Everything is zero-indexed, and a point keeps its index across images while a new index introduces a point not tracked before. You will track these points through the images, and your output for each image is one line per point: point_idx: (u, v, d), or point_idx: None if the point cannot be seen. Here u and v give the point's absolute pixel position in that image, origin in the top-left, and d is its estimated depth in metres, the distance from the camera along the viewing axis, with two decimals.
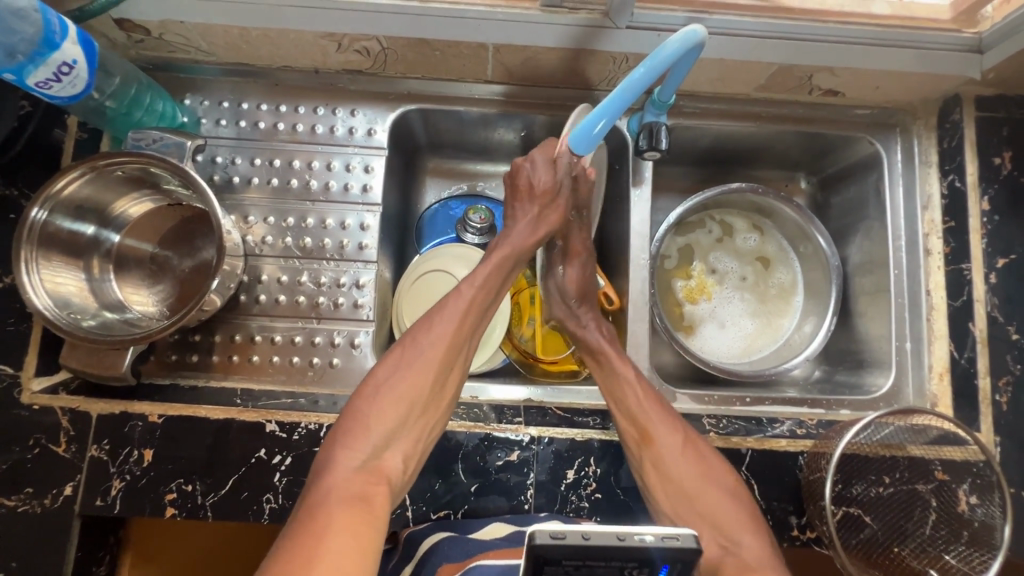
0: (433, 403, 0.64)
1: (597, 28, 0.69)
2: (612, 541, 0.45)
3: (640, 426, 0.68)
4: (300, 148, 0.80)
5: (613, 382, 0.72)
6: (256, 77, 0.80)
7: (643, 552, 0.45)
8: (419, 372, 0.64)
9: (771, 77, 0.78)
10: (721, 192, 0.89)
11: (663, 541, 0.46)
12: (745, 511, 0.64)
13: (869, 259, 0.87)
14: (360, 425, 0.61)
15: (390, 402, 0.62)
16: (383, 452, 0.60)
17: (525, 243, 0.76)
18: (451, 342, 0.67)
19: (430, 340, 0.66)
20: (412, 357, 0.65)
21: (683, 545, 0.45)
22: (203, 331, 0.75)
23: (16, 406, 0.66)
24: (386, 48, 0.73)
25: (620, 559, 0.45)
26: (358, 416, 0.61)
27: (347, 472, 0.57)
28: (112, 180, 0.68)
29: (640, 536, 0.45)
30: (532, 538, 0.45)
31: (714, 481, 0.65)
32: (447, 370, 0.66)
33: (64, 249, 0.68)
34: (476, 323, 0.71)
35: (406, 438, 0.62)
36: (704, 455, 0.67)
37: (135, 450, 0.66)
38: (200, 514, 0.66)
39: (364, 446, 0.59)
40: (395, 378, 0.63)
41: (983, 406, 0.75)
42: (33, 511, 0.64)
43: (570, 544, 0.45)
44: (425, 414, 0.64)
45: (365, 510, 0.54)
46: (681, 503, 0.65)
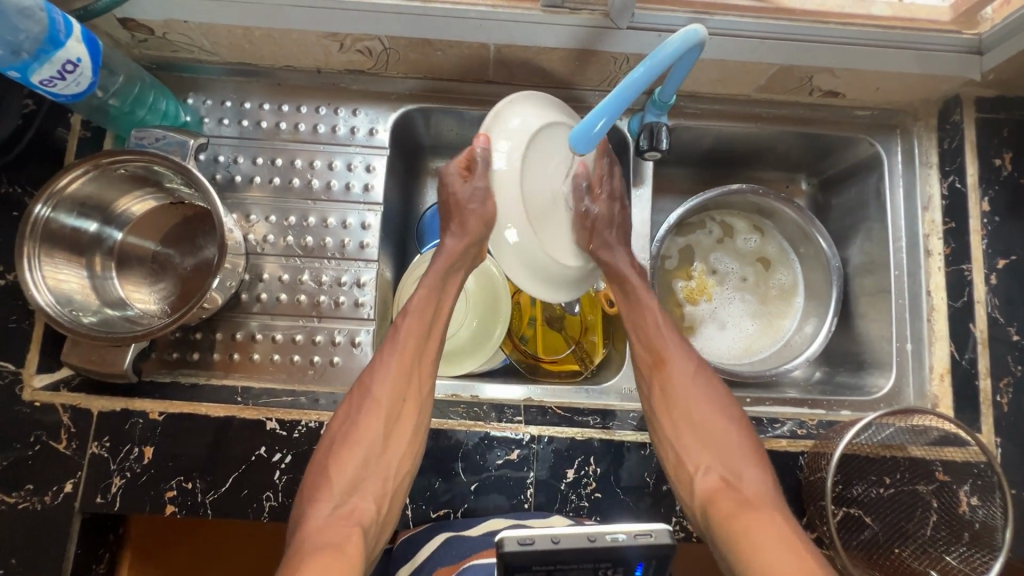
0: (392, 442, 0.64)
1: (599, 29, 0.69)
2: (582, 543, 0.46)
3: (654, 351, 0.73)
4: (301, 147, 0.80)
5: (637, 312, 0.75)
6: (259, 76, 0.81)
7: (617, 551, 0.47)
8: (370, 415, 0.65)
9: (771, 79, 0.78)
10: (721, 193, 0.89)
11: (636, 540, 0.47)
12: (751, 447, 0.66)
13: (870, 261, 0.87)
14: (323, 474, 0.62)
15: (351, 449, 0.63)
16: (351, 497, 0.61)
17: (447, 263, 0.73)
18: (399, 381, 0.66)
19: (376, 381, 0.66)
20: (360, 405, 0.66)
21: (655, 543, 0.47)
22: (204, 329, 0.75)
23: (18, 403, 0.66)
24: (388, 48, 0.74)
25: (591, 560, 0.47)
26: (323, 466, 0.63)
27: (322, 518, 0.59)
28: (115, 178, 0.68)
29: (611, 536, 0.47)
30: (501, 545, 0.46)
31: (723, 414, 0.69)
32: (398, 410, 0.66)
33: (67, 246, 0.68)
34: (422, 359, 0.69)
35: (373, 480, 0.63)
36: (714, 386, 0.71)
37: (136, 446, 0.66)
38: (200, 511, 0.66)
39: (332, 496, 0.61)
40: (350, 427, 0.65)
41: (984, 407, 0.75)
42: (33, 508, 0.65)
43: (540, 549, 0.46)
44: (386, 455, 0.64)
45: (339, 553, 0.55)
46: (689, 432, 0.67)
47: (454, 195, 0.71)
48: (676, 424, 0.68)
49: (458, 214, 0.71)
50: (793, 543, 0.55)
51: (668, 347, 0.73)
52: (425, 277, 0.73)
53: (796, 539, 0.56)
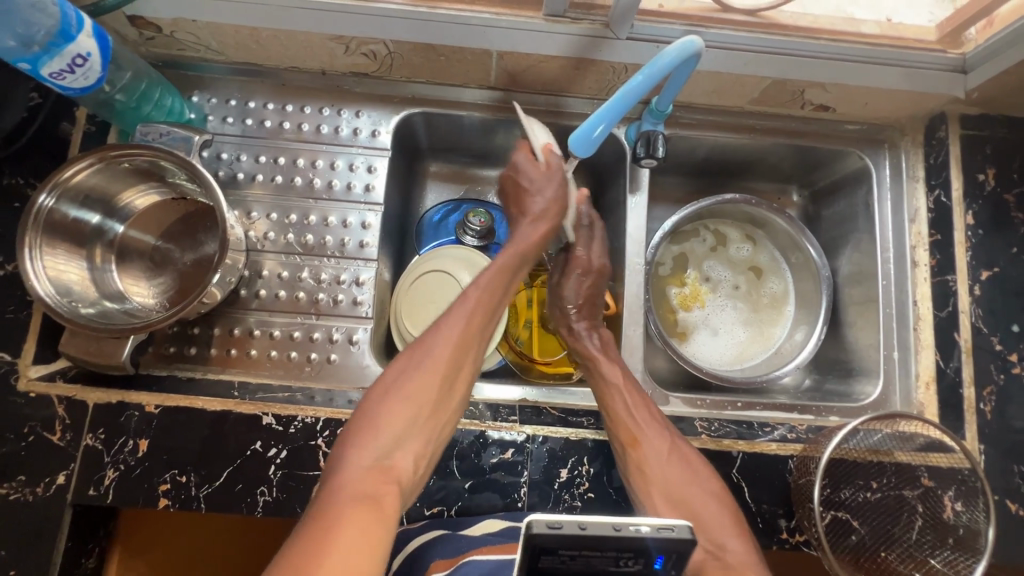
0: (446, 402, 0.60)
1: (599, 39, 0.71)
2: (608, 532, 0.43)
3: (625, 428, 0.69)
4: (304, 147, 0.81)
5: (604, 387, 0.72)
6: (264, 76, 0.82)
7: (638, 542, 0.44)
8: (430, 367, 0.59)
9: (764, 91, 0.81)
10: (715, 202, 0.92)
11: (658, 533, 0.44)
12: (731, 516, 0.64)
13: (858, 271, 0.89)
14: (370, 423, 0.56)
15: (405, 402, 0.57)
16: (394, 450, 0.55)
17: (530, 241, 0.72)
18: (465, 341, 0.62)
19: (441, 333, 0.61)
20: (422, 357, 0.60)
21: (677, 538, 0.44)
22: (202, 324, 0.75)
23: (13, 393, 0.66)
24: (393, 52, 0.76)
25: (614, 549, 0.44)
26: (369, 416, 0.57)
27: (357, 470, 0.53)
28: (120, 172, 0.69)
29: (635, 527, 0.44)
30: (529, 527, 0.43)
31: (699, 485, 0.66)
32: (456, 371, 0.61)
33: (68, 237, 0.68)
34: (487, 324, 0.65)
35: (421, 434, 0.58)
36: (688, 456, 0.68)
37: (130, 439, 0.66)
38: (193, 505, 0.65)
39: (375, 444, 0.55)
40: (406, 377, 0.59)
41: (968, 415, 0.77)
42: (24, 499, 0.64)
43: (568, 534, 0.43)
44: (437, 414, 0.59)
45: (378, 506, 0.50)
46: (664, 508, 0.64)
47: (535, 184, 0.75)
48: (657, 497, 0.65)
49: (535, 198, 0.74)
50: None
51: (637, 422, 0.69)
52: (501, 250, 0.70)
53: None
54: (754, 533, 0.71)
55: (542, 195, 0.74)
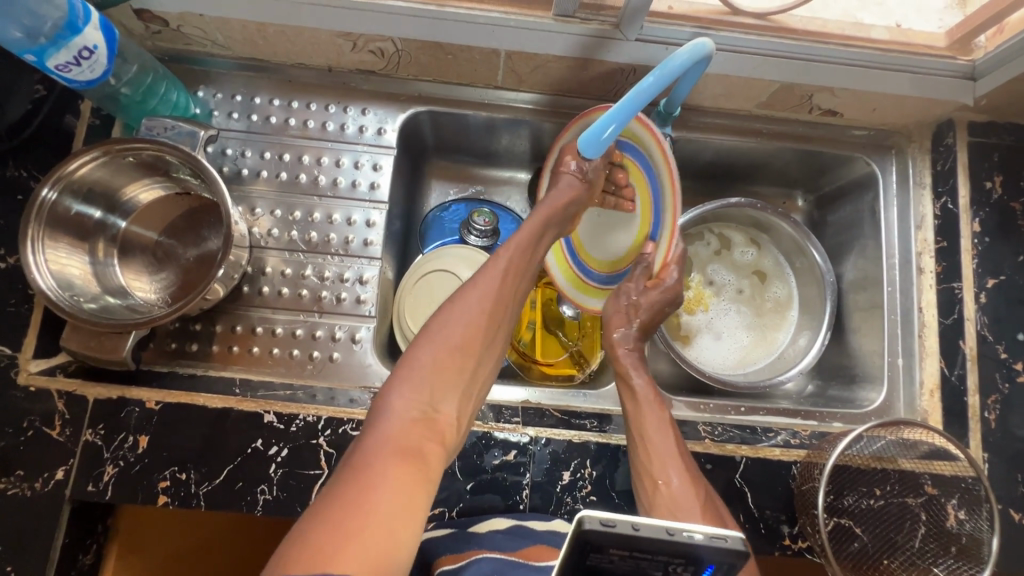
0: (485, 358, 0.56)
1: (608, 40, 0.71)
2: (660, 535, 0.41)
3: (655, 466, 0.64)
4: (309, 144, 0.81)
5: (643, 418, 0.68)
6: (270, 72, 0.82)
7: (690, 549, 0.41)
8: (474, 321, 0.55)
9: (772, 96, 0.81)
10: (720, 206, 0.92)
11: (711, 542, 0.42)
12: None
13: (863, 277, 0.89)
14: (413, 374, 0.52)
15: (445, 355, 0.53)
16: (439, 403, 0.51)
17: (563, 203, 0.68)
18: (502, 291, 0.57)
19: (479, 284, 0.57)
20: (464, 311, 0.55)
21: (729, 549, 0.41)
22: (204, 320, 0.75)
23: (12, 387, 0.66)
24: (401, 50, 0.75)
25: (663, 554, 0.42)
26: (411, 366, 0.52)
27: (401, 423, 0.49)
28: (124, 166, 0.69)
29: (687, 534, 0.42)
30: (581, 522, 0.41)
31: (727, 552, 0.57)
32: (496, 329, 0.57)
33: (71, 230, 0.68)
34: (521, 279, 0.61)
35: (465, 383, 0.53)
36: (720, 518, 0.61)
37: (130, 435, 0.66)
38: (193, 503, 0.65)
39: (421, 395, 0.51)
40: (449, 330, 0.54)
41: (972, 423, 0.76)
42: (23, 495, 0.64)
43: (620, 534, 0.41)
44: (480, 369, 0.55)
45: (421, 460, 0.48)
46: None
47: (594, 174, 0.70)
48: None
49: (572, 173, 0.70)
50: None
51: (674, 463, 0.64)
52: (533, 210, 0.67)
53: None
54: (757, 539, 0.71)
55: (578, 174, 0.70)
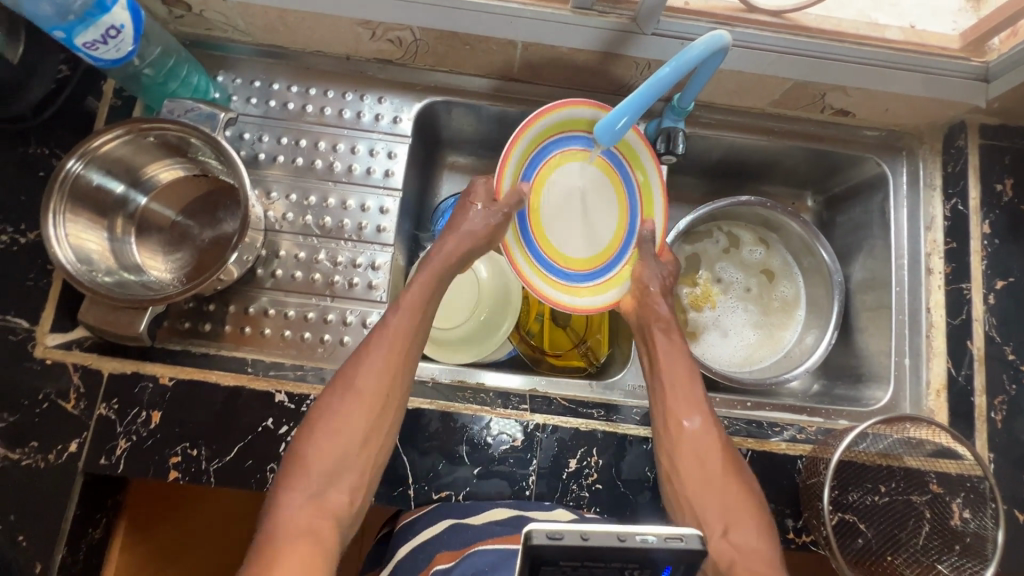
0: (373, 434, 0.61)
1: (625, 34, 0.72)
2: (612, 542, 0.45)
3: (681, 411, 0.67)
4: (325, 130, 0.82)
5: (675, 369, 0.69)
6: (287, 59, 0.83)
7: (645, 554, 0.46)
8: (353, 404, 0.61)
9: (785, 94, 0.82)
10: (730, 203, 0.92)
11: (665, 543, 0.46)
12: (761, 513, 0.63)
13: (872, 277, 0.89)
14: (302, 462, 0.59)
15: (329, 441, 0.59)
16: (329, 485, 0.58)
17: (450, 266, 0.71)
18: (386, 379, 0.62)
19: (360, 375, 0.62)
20: (343, 397, 0.61)
21: (685, 548, 0.46)
22: (218, 301, 0.75)
23: (29, 359, 0.67)
24: (418, 39, 0.76)
25: (619, 560, 0.46)
26: (300, 453, 0.59)
27: (295, 508, 0.56)
28: (146, 145, 0.70)
29: (641, 538, 0.46)
30: (529, 537, 0.45)
31: (741, 481, 0.64)
32: (383, 405, 0.62)
33: (91, 206, 0.69)
34: (410, 355, 0.65)
35: (352, 470, 0.60)
36: (735, 454, 0.66)
37: (144, 410, 0.67)
38: (203, 479, 0.66)
39: (309, 481, 0.57)
40: (330, 416, 0.61)
41: (978, 423, 0.77)
42: (36, 466, 0.64)
43: (569, 545, 0.45)
44: (368, 445, 0.61)
45: (315, 540, 0.54)
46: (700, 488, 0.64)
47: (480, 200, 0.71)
48: (695, 481, 0.64)
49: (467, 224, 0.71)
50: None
51: (698, 408, 0.68)
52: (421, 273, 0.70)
53: None
54: None
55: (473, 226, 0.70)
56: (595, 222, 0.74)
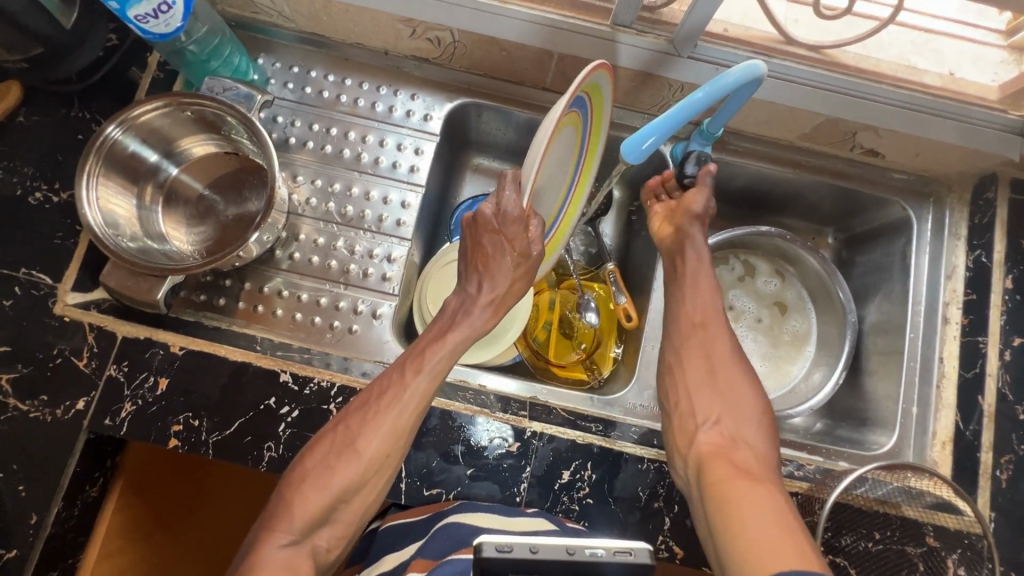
0: (365, 488, 0.61)
1: (662, 54, 0.73)
2: (560, 555, 0.45)
3: (699, 312, 0.74)
4: (357, 121, 0.83)
5: (696, 273, 0.76)
6: (327, 48, 0.84)
7: (594, 566, 0.45)
8: (348, 461, 0.60)
9: (816, 129, 0.82)
10: (749, 232, 0.93)
11: (614, 556, 0.46)
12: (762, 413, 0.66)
13: (886, 321, 0.88)
14: (287, 507, 0.58)
15: (319, 489, 0.59)
16: (311, 534, 0.58)
17: (475, 329, 0.67)
18: (391, 441, 0.61)
19: (363, 432, 0.61)
20: (340, 451, 0.61)
21: (634, 562, 0.46)
22: (234, 277, 0.77)
23: (48, 315, 0.68)
24: (457, 41, 0.78)
25: (568, 573, 0.46)
26: (287, 498, 0.59)
27: (277, 550, 0.56)
28: (184, 119, 0.72)
29: (589, 551, 0.46)
30: (478, 549, 0.45)
31: (750, 387, 0.68)
32: (378, 465, 0.61)
33: (125, 172, 0.71)
34: (416, 419, 0.63)
35: (338, 522, 0.60)
36: (747, 364, 0.71)
37: (152, 376, 0.68)
38: (201, 450, 0.67)
39: (294, 526, 0.57)
40: (323, 468, 0.60)
41: (982, 480, 0.76)
42: (43, 419, 0.66)
43: (517, 558, 0.45)
44: (356, 497, 0.60)
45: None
46: (706, 387, 0.68)
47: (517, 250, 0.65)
48: (698, 376, 0.69)
49: (497, 267, 0.67)
50: (783, 514, 0.54)
51: (712, 314, 0.74)
52: (424, 335, 0.68)
53: (789, 517, 0.54)
54: None
55: (505, 265, 0.67)
56: (557, 181, 0.70)
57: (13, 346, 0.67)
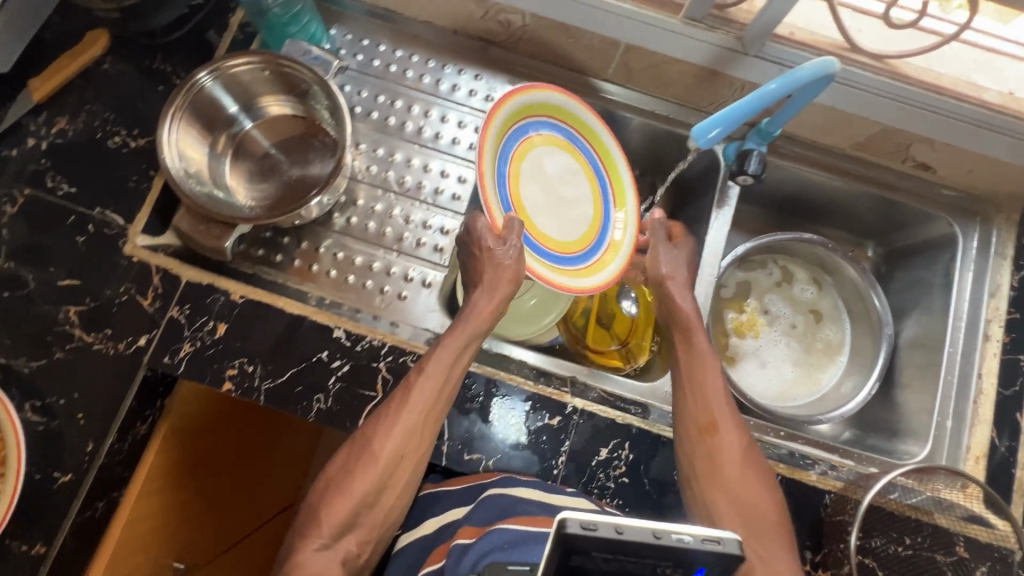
0: (387, 491, 0.62)
1: (728, 51, 0.74)
2: (648, 538, 0.41)
3: (706, 413, 0.67)
4: (420, 96, 0.86)
5: (699, 364, 0.70)
6: (396, 24, 0.87)
7: (682, 552, 0.41)
8: (367, 464, 0.61)
9: (870, 138, 0.84)
10: (791, 238, 0.95)
11: (703, 544, 0.42)
12: (782, 521, 0.62)
13: (924, 336, 0.89)
14: (314, 518, 0.60)
15: (343, 496, 0.61)
16: (342, 536, 0.60)
17: (471, 330, 0.68)
18: (407, 440, 0.63)
19: (380, 433, 0.63)
20: (360, 456, 0.62)
21: (724, 551, 0.42)
22: (292, 236, 0.79)
23: (118, 253, 0.71)
24: (527, 25, 0.80)
25: (652, 556, 0.42)
26: (316, 507, 0.61)
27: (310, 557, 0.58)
28: (266, 78, 0.75)
29: (677, 535, 0.42)
30: (563, 524, 0.41)
31: (768, 488, 0.64)
32: (395, 466, 0.62)
33: (203, 122, 0.75)
34: (431, 418, 0.64)
35: (364, 526, 0.61)
36: (758, 463, 0.66)
37: (211, 320, 0.70)
38: (253, 395, 0.69)
39: (325, 531, 0.59)
40: (346, 474, 0.62)
41: (1017, 495, 0.77)
42: (107, 352, 0.68)
43: (603, 537, 0.41)
44: (380, 501, 0.62)
45: None
46: (724, 498, 0.63)
47: (486, 246, 0.69)
48: (714, 490, 0.63)
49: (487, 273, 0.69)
50: None
51: (719, 411, 0.67)
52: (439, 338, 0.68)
53: None
54: None
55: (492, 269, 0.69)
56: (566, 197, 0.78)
57: (82, 280, 0.70)
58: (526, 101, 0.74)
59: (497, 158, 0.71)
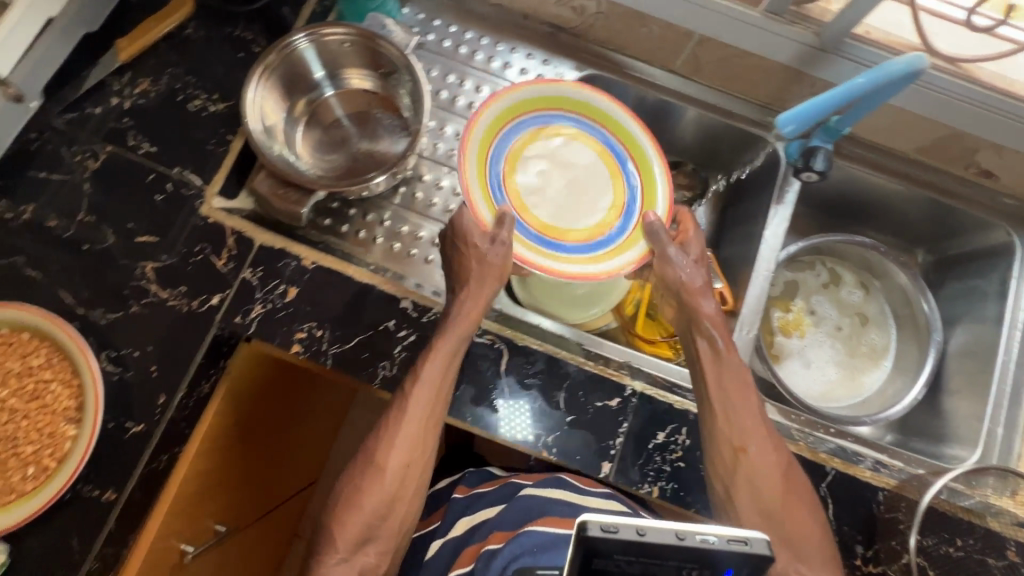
0: (398, 502, 0.66)
1: (806, 46, 0.75)
2: (670, 539, 0.41)
3: (736, 433, 0.67)
4: (488, 77, 0.87)
5: (728, 381, 0.69)
6: (468, 6, 0.88)
7: (706, 555, 0.42)
8: (373, 479, 0.65)
9: (936, 141, 0.85)
10: (842, 239, 0.96)
11: (728, 545, 0.42)
12: (823, 536, 0.64)
13: (974, 344, 0.89)
14: (330, 531, 0.64)
15: (354, 512, 0.64)
16: (359, 549, 0.64)
17: (458, 335, 0.68)
18: (409, 451, 0.66)
19: (383, 447, 0.66)
20: (367, 472, 0.66)
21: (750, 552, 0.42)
22: (358, 207, 0.80)
23: (195, 213, 0.72)
24: (601, 11, 0.81)
25: (677, 559, 0.42)
26: (331, 521, 0.65)
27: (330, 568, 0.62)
28: (351, 51, 0.78)
29: (700, 537, 0.42)
30: (583, 528, 0.41)
31: (807, 507, 0.65)
32: (402, 478, 0.66)
33: (284, 87, 0.77)
34: (427, 426, 0.66)
35: (382, 537, 0.65)
36: (795, 480, 0.67)
37: (282, 284, 0.71)
38: (320, 359, 0.70)
39: (342, 545, 0.63)
40: (356, 489, 0.65)
41: None
42: (181, 309, 0.70)
43: (625, 539, 0.41)
44: (392, 512, 0.66)
45: None
46: (762, 515, 0.65)
47: (472, 242, 0.70)
48: (754, 510, 0.65)
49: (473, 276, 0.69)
50: None
51: (752, 431, 0.67)
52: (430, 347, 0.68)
53: None
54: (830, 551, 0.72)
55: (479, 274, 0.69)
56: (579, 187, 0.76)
57: (159, 238, 0.71)
58: (512, 103, 0.76)
59: (486, 163, 0.74)
